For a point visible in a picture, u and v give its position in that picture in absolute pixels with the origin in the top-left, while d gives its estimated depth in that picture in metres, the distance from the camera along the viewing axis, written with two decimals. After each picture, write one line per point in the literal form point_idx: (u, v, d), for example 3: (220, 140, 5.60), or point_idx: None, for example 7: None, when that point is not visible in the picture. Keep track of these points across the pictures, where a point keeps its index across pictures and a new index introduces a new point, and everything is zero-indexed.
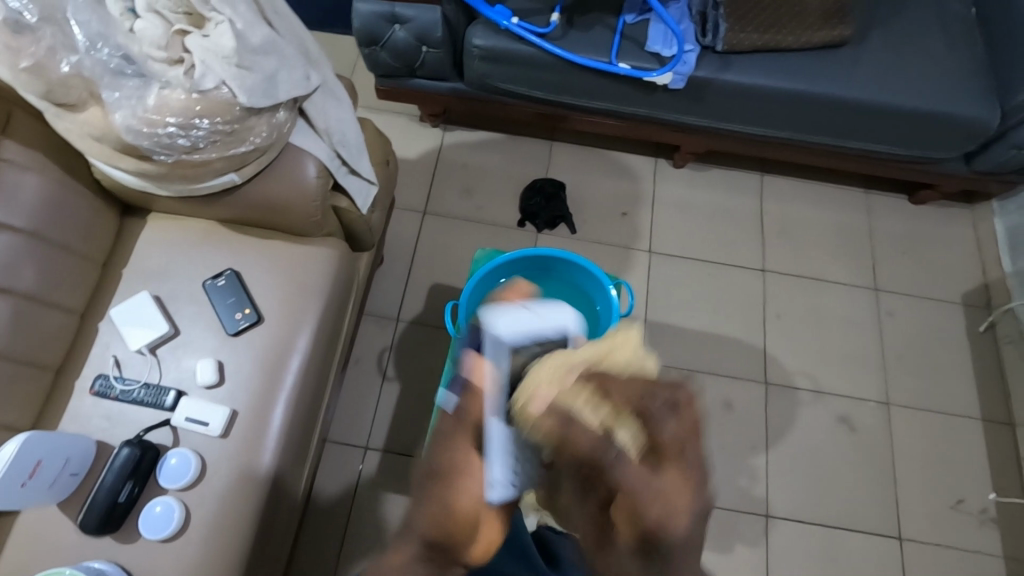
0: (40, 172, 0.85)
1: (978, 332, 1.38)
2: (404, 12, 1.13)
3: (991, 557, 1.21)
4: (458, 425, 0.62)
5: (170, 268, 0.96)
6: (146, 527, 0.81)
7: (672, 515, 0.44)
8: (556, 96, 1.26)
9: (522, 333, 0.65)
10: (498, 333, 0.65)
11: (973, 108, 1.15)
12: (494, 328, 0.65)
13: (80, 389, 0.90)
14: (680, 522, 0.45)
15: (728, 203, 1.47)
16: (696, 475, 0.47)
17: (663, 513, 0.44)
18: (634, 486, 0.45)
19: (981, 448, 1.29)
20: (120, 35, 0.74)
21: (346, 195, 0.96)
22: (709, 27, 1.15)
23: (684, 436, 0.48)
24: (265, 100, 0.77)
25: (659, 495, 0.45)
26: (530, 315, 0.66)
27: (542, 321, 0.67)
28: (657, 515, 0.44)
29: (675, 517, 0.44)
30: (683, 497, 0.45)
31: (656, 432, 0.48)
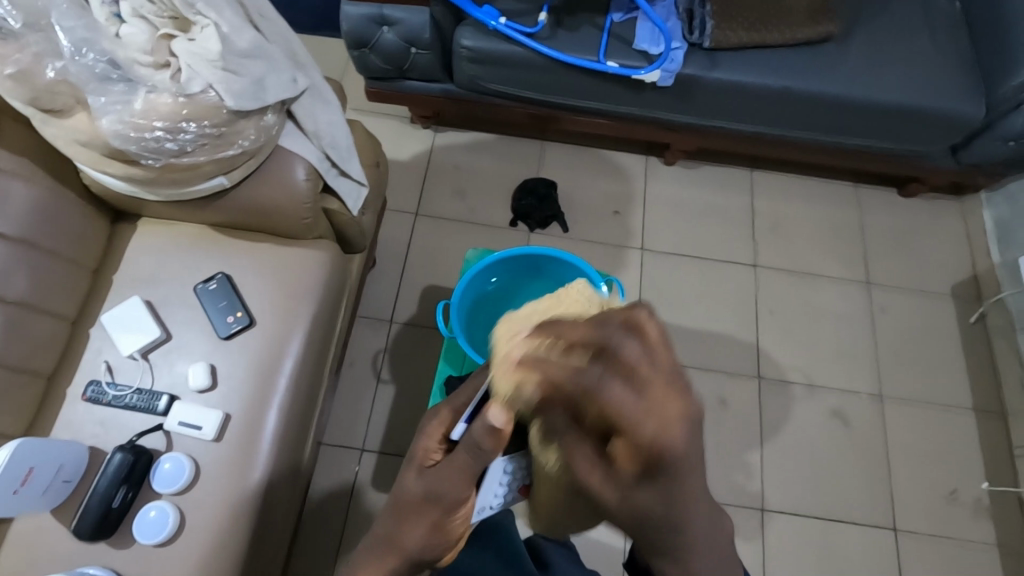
0: (28, 180, 0.85)
1: (969, 324, 1.39)
2: (392, 14, 1.14)
3: (986, 547, 1.21)
4: (464, 462, 0.59)
5: (162, 273, 0.96)
6: (140, 532, 0.81)
7: (668, 429, 0.44)
8: (546, 96, 1.27)
9: None
10: None
11: (957, 101, 1.16)
12: None
13: (72, 396, 0.89)
14: (671, 432, 0.44)
15: (719, 200, 1.48)
16: (678, 392, 0.45)
17: (662, 422, 0.44)
18: (631, 418, 0.44)
19: (974, 439, 1.29)
20: (105, 40, 0.74)
21: (336, 197, 0.96)
22: (696, 24, 1.16)
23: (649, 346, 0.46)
24: (251, 103, 0.77)
25: (658, 415, 0.44)
26: None
27: None
28: (655, 429, 0.44)
29: (670, 431, 0.44)
30: (673, 411, 0.45)
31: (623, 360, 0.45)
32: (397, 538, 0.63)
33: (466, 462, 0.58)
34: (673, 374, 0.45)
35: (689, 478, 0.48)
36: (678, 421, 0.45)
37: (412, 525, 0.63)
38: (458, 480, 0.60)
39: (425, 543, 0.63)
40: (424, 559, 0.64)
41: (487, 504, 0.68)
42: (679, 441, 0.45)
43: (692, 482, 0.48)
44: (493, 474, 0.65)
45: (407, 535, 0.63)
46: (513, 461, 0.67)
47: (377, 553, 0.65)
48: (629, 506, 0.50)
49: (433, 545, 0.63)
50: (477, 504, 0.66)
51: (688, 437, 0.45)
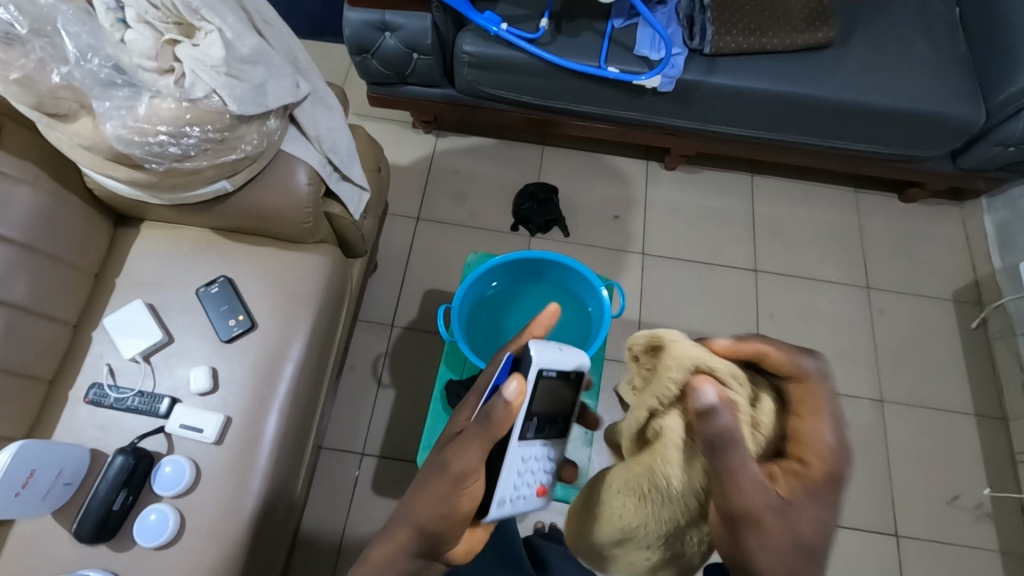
0: (33, 184, 0.86)
1: (970, 328, 1.39)
2: (394, 20, 1.14)
3: (988, 552, 1.21)
4: (477, 431, 0.63)
5: (163, 277, 0.96)
6: (141, 535, 0.81)
7: (823, 453, 0.63)
8: (547, 101, 1.27)
9: (554, 363, 0.68)
10: (538, 358, 0.66)
11: (957, 107, 1.17)
12: (536, 354, 0.66)
13: (74, 399, 0.90)
14: (824, 458, 0.63)
15: (719, 204, 1.48)
16: (829, 435, 0.64)
17: (821, 444, 0.63)
18: (808, 439, 0.63)
19: (975, 443, 1.29)
20: (109, 46, 0.75)
21: (338, 202, 0.96)
22: (697, 30, 1.17)
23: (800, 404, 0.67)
24: (254, 108, 0.78)
25: (820, 439, 0.63)
26: (558, 348, 0.69)
27: (565, 356, 0.70)
28: (819, 449, 0.63)
29: (826, 456, 0.62)
30: (823, 439, 0.63)
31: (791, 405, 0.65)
32: (407, 515, 0.64)
33: (479, 430, 0.63)
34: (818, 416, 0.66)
35: (820, 511, 0.61)
36: (824, 453, 0.63)
37: (420, 499, 0.63)
38: (469, 450, 0.63)
39: (432, 519, 0.63)
40: (426, 540, 0.64)
41: (508, 499, 0.66)
42: (826, 469, 0.62)
43: (825, 514, 0.61)
44: (512, 458, 0.66)
45: (416, 508, 0.63)
46: (529, 451, 0.68)
47: (386, 531, 0.65)
48: (787, 527, 0.58)
49: (439, 524, 0.63)
50: (497, 494, 0.65)
51: (833, 469, 0.63)
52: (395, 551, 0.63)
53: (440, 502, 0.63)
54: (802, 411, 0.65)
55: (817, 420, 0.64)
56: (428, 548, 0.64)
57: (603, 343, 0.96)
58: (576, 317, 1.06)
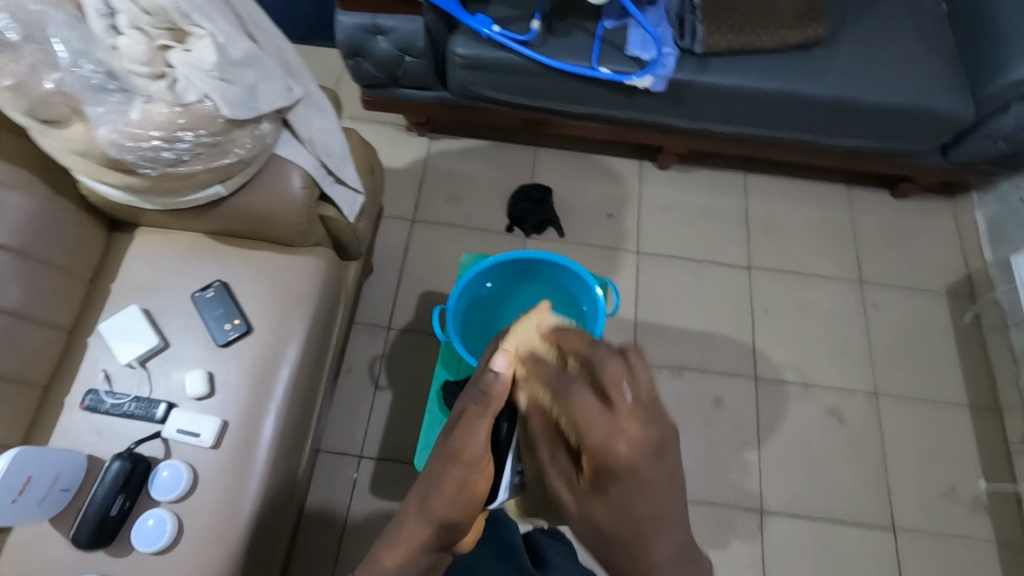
0: (25, 190, 0.86)
1: (964, 322, 1.39)
2: (386, 23, 1.15)
3: (985, 544, 1.22)
4: (479, 411, 0.59)
5: (158, 282, 0.96)
6: (139, 540, 0.81)
7: (625, 439, 0.46)
8: (540, 102, 1.28)
9: None
10: None
11: (945, 102, 1.18)
12: None
13: (69, 405, 0.89)
14: (628, 445, 0.46)
15: (713, 202, 1.49)
16: (644, 409, 0.48)
17: (608, 439, 0.47)
18: (584, 424, 0.47)
19: (970, 436, 1.30)
20: (100, 51, 0.75)
21: (332, 205, 0.97)
22: (687, 29, 1.17)
23: (629, 370, 0.50)
24: (247, 112, 0.78)
25: (617, 425, 0.47)
26: None
27: None
28: (598, 441, 0.47)
29: (621, 445, 0.46)
30: (628, 420, 0.47)
31: (599, 373, 0.50)
32: (425, 511, 0.59)
33: (483, 410, 0.58)
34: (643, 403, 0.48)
35: (649, 500, 0.47)
36: (636, 436, 0.47)
37: (438, 492, 0.59)
38: (476, 432, 0.58)
39: (450, 509, 0.58)
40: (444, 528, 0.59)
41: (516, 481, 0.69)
42: (630, 457, 0.46)
43: (643, 509, 0.47)
44: None
45: (435, 502, 0.58)
46: None
47: (402, 531, 0.60)
48: (580, 520, 0.51)
49: (461, 512, 0.58)
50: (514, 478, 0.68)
51: (641, 459, 0.46)
52: (417, 550, 0.59)
53: (456, 489, 0.58)
54: (602, 383, 0.49)
55: (589, 409, 0.48)
56: (449, 542, 0.60)
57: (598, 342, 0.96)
58: (571, 316, 1.07)
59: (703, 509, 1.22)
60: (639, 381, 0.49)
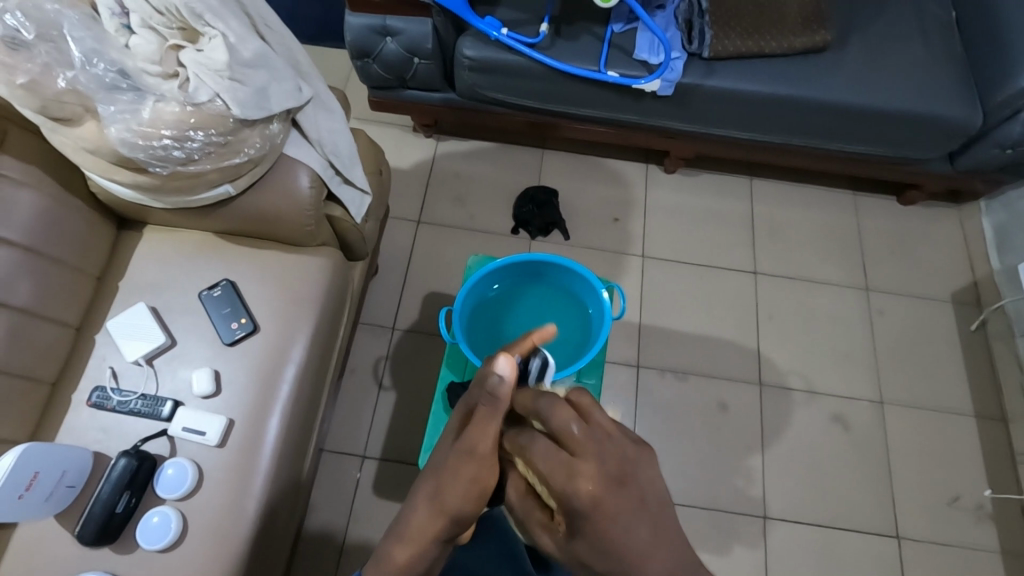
0: (36, 188, 0.86)
1: (969, 329, 1.39)
2: (394, 25, 1.15)
3: (989, 553, 1.21)
4: (489, 408, 0.52)
5: (166, 280, 0.97)
6: (144, 538, 0.81)
7: (585, 474, 0.39)
8: (547, 105, 1.28)
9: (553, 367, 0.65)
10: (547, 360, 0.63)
11: (954, 109, 1.17)
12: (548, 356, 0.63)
13: (76, 402, 0.90)
14: (591, 481, 0.39)
15: (719, 207, 1.49)
16: (602, 441, 0.41)
17: (566, 480, 0.40)
18: (548, 474, 0.41)
19: (975, 444, 1.30)
20: (114, 51, 0.76)
21: (339, 204, 0.97)
22: (695, 34, 1.17)
23: (583, 410, 0.44)
24: (257, 112, 0.78)
25: (571, 468, 0.40)
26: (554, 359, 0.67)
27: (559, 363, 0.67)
28: (561, 488, 0.40)
29: (581, 485, 0.39)
30: (582, 453, 0.40)
31: (551, 415, 0.44)
32: (436, 504, 0.52)
33: (494, 409, 0.52)
34: (600, 436, 0.42)
35: (641, 533, 0.38)
36: (597, 471, 0.39)
37: (450, 485, 0.51)
38: (491, 429, 0.51)
39: (461, 503, 0.51)
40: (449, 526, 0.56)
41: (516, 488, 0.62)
42: (594, 491, 0.39)
43: (631, 551, 0.37)
44: None
45: (447, 496, 0.51)
46: None
47: (408, 523, 0.53)
48: (572, 563, 0.42)
49: (472, 505, 0.52)
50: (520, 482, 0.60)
51: (605, 491, 0.39)
52: (426, 542, 0.53)
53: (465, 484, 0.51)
54: (554, 426, 0.43)
55: (546, 458, 0.42)
56: (458, 533, 0.55)
57: (603, 345, 0.96)
58: (576, 319, 1.07)
59: (706, 514, 1.22)
60: (594, 420, 0.43)
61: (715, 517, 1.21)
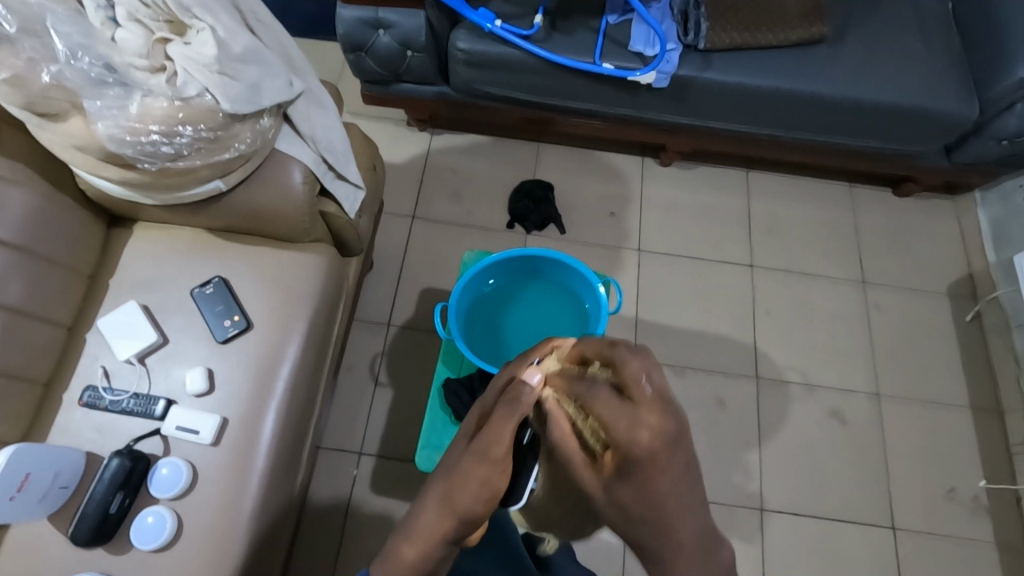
0: (25, 185, 0.85)
1: (965, 322, 1.39)
2: (388, 18, 1.14)
3: (985, 545, 1.22)
4: (507, 409, 0.55)
5: (158, 278, 0.96)
6: (139, 538, 0.80)
7: (648, 426, 0.40)
8: (543, 98, 1.27)
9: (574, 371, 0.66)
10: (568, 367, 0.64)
11: (951, 102, 1.17)
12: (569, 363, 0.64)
13: (69, 401, 0.89)
14: (650, 433, 0.40)
15: (716, 201, 1.48)
16: (665, 396, 0.43)
17: (629, 429, 0.41)
18: (609, 420, 0.42)
19: (970, 437, 1.30)
20: (100, 45, 0.75)
21: (333, 200, 0.96)
22: (692, 26, 1.16)
23: (648, 367, 0.46)
24: (247, 107, 0.77)
25: (638, 415, 0.41)
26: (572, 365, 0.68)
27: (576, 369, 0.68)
28: (624, 430, 0.41)
29: (641, 435, 0.40)
30: (645, 402, 0.42)
31: (619, 371, 0.46)
32: (446, 505, 0.54)
33: (512, 411, 0.54)
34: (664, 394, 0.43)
35: (683, 488, 0.40)
36: (659, 426, 0.40)
37: (461, 486, 0.54)
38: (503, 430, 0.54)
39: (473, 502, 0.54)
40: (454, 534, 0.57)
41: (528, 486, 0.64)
42: (652, 444, 0.40)
43: (673, 502, 0.40)
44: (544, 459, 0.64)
45: (458, 496, 0.54)
46: None
47: (419, 522, 0.56)
48: (608, 509, 0.43)
49: (483, 505, 0.54)
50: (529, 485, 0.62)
51: (665, 446, 0.40)
52: (435, 542, 0.55)
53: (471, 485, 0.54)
54: (621, 379, 0.45)
55: (609, 405, 0.43)
56: (467, 535, 0.56)
57: (601, 341, 0.95)
58: (573, 314, 1.06)
59: None
60: (657, 379, 0.45)
61: (712, 511, 1.21)
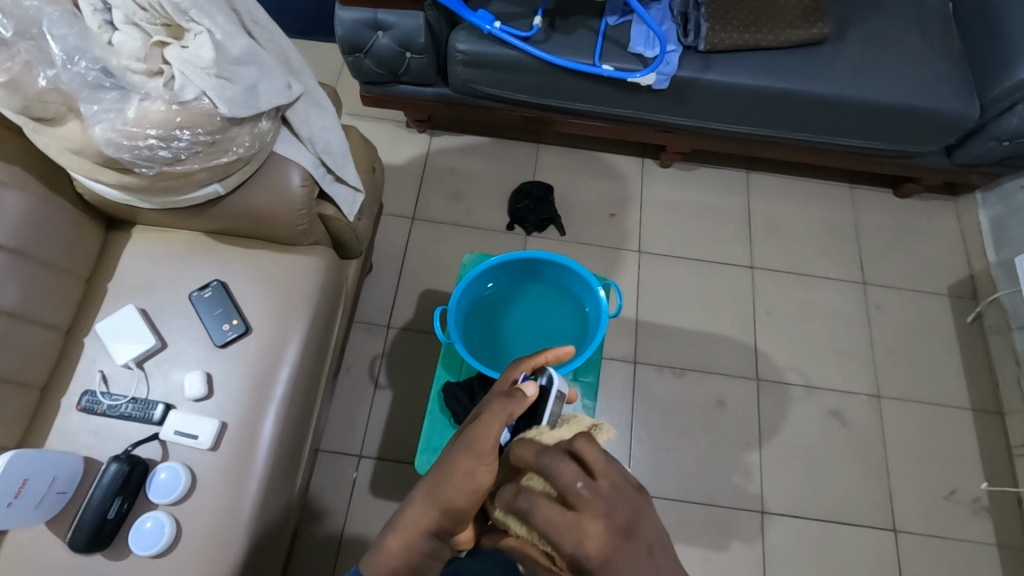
0: (21, 189, 0.85)
1: (965, 323, 1.39)
2: (386, 19, 1.14)
3: (985, 546, 1.22)
4: (499, 407, 0.61)
5: (156, 281, 0.95)
6: (136, 543, 0.80)
7: (593, 536, 0.44)
8: (542, 99, 1.27)
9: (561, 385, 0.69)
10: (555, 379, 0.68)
11: (952, 103, 1.17)
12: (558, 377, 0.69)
13: (66, 406, 0.89)
14: (598, 541, 0.44)
15: (716, 202, 1.48)
16: (602, 495, 0.46)
17: (577, 544, 0.44)
18: (557, 537, 0.45)
19: (971, 438, 1.30)
20: (97, 48, 0.74)
21: (332, 203, 0.96)
22: (691, 27, 1.16)
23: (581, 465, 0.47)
24: (245, 110, 0.76)
25: (582, 528, 0.44)
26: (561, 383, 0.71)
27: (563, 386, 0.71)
28: (573, 547, 0.44)
29: (592, 545, 0.44)
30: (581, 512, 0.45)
31: (554, 477, 0.47)
32: (431, 497, 0.58)
33: (503, 409, 0.60)
34: (604, 491, 0.46)
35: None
36: (604, 530, 0.44)
37: (447, 482, 0.58)
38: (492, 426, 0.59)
39: (456, 496, 0.57)
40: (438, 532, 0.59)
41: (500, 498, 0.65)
42: (603, 551, 0.44)
43: None
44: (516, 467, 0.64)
45: (443, 490, 0.58)
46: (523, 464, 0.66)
47: (406, 515, 0.59)
48: None
49: (466, 499, 0.57)
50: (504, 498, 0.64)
51: (620, 548, 0.44)
52: (418, 534, 0.58)
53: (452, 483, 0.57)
54: (560, 489, 0.47)
55: (556, 523, 0.45)
56: (451, 530, 0.59)
57: (601, 344, 0.95)
58: (572, 316, 1.06)
59: (703, 510, 1.22)
60: (595, 476, 0.47)
61: (712, 513, 1.21)
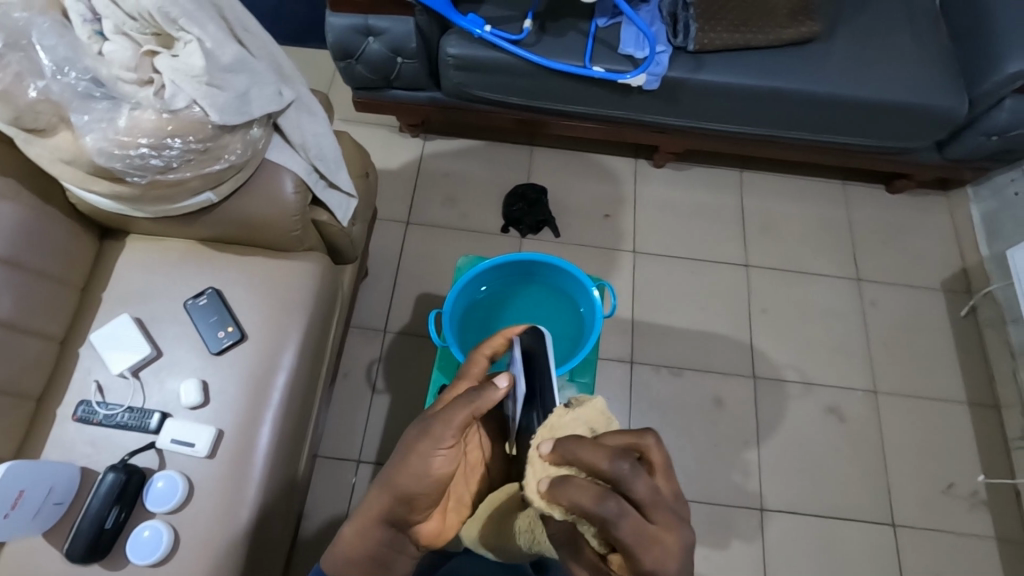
0: (13, 199, 0.85)
1: (960, 317, 1.40)
2: (377, 24, 1.14)
3: (984, 539, 1.22)
4: (465, 400, 0.61)
5: (150, 290, 0.95)
6: (135, 553, 0.80)
7: (668, 551, 0.49)
8: (534, 102, 1.27)
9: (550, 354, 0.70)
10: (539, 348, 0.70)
11: (941, 99, 1.17)
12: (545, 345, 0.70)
13: (62, 416, 0.88)
14: (670, 552, 0.50)
15: (709, 201, 1.48)
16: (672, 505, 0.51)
17: (656, 560, 0.49)
18: (635, 550, 0.49)
19: (968, 431, 1.30)
20: (88, 58, 0.75)
21: (326, 209, 0.96)
22: (680, 28, 1.17)
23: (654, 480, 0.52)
24: (237, 117, 0.77)
25: (658, 544, 0.49)
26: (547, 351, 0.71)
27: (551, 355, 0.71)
28: (653, 562, 0.49)
29: (666, 559, 0.49)
30: (656, 524, 0.50)
31: (631, 490, 0.50)
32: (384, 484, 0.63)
33: (465, 404, 0.61)
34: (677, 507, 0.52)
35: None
36: (675, 544, 0.50)
37: (398, 469, 0.62)
38: (449, 419, 0.61)
39: (405, 483, 0.61)
40: (392, 517, 0.64)
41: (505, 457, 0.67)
42: (673, 561, 0.50)
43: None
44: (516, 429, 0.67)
45: (393, 478, 0.62)
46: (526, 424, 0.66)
47: (364, 503, 0.65)
48: None
49: (410, 486, 0.61)
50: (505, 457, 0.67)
51: (684, 559, 0.50)
52: (372, 517, 0.64)
53: (400, 469, 0.62)
54: (640, 503, 0.50)
55: (637, 535, 0.49)
56: (403, 516, 0.64)
57: (596, 344, 0.96)
58: (568, 318, 1.06)
59: (702, 509, 1.22)
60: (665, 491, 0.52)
61: (712, 512, 1.21)
